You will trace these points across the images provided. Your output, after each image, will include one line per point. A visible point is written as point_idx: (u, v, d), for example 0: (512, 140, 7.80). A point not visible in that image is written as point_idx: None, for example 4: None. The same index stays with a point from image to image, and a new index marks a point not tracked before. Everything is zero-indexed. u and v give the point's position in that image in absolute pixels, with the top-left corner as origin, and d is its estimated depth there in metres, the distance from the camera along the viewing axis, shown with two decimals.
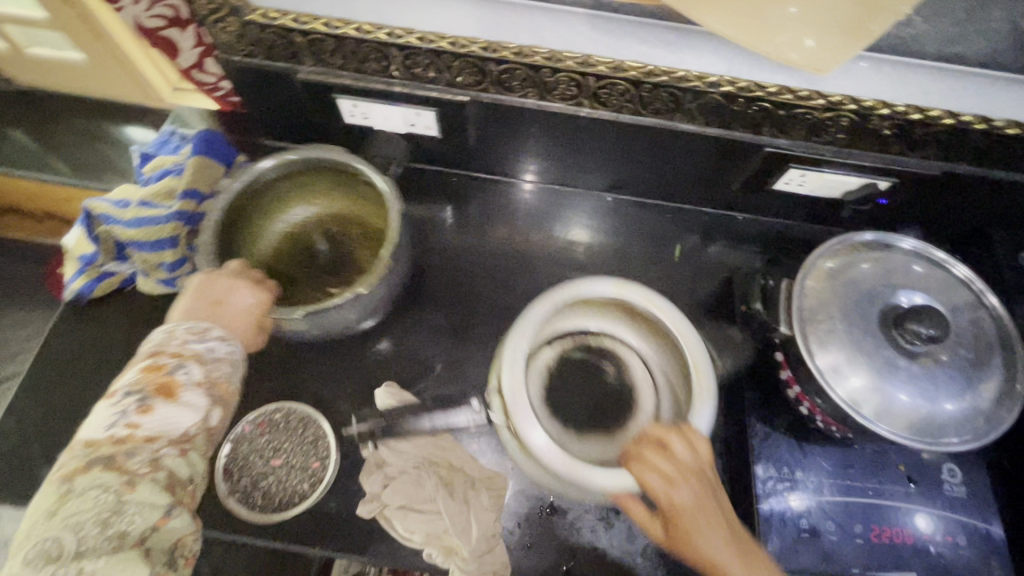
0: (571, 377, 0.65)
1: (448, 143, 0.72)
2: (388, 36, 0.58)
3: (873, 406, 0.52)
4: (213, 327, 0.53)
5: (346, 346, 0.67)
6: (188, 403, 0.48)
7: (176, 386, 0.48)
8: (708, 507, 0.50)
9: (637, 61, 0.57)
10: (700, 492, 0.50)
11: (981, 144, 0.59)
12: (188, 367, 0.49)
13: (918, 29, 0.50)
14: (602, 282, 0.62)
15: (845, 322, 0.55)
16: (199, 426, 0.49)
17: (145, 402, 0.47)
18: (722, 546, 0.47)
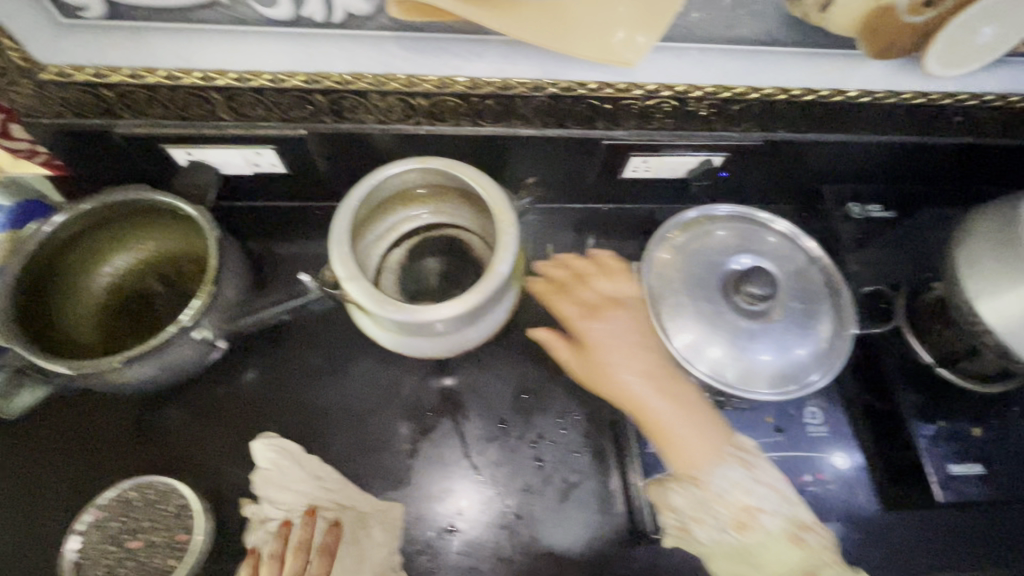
0: (421, 264, 0.72)
1: (299, 177, 0.69)
2: (202, 80, 0.56)
3: (732, 374, 0.55)
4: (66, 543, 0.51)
5: (224, 400, 0.65)
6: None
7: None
8: (640, 322, 0.60)
9: (458, 75, 0.58)
10: (631, 322, 0.60)
11: (786, 111, 0.64)
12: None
13: (696, 19, 0.52)
14: (405, 162, 0.62)
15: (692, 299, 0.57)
16: None
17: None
18: (642, 385, 0.56)
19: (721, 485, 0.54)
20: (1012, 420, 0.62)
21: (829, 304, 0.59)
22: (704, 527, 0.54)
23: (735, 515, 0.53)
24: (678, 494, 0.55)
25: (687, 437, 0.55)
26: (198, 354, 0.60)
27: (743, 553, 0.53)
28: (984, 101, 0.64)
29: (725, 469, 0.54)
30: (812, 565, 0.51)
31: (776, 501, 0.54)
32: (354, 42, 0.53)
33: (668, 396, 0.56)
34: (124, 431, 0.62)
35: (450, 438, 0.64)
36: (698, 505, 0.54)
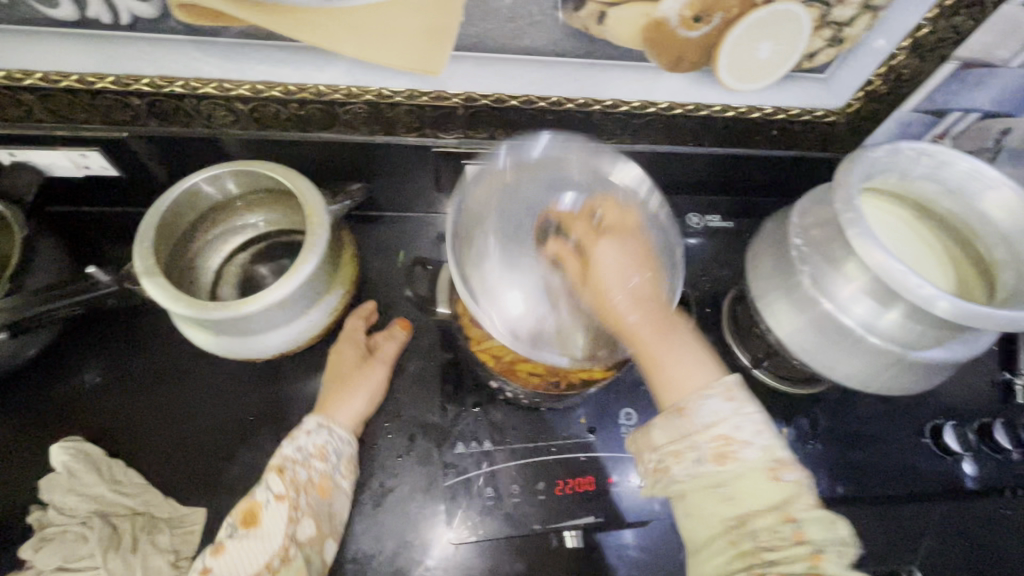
0: (263, 270, 0.69)
1: (136, 180, 0.70)
2: (8, 79, 0.57)
3: (552, 334, 0.52)
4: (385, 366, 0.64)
5: (33, 405, 0.63)
6: (267, 529, 0.50)
7: (257, 509, 0.51)
8: (629, 260, 0.51)
9: (268, 81, 0.59)
10: (635, 244, 0.52)
11: (607, 122, 0.67)
12: (267, 485, 0.52)
13: (478, 29, 0.55)
14: (224, 166, 0.60)
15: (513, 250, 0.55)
16: (291, 540, 0.50)
17: (222, 539, 0.50)
18: (647, 316, 0.49)
19: (704, 417, 0.44)
20: (821, 417, 0.67)
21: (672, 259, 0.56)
22: (683, 461, 0.44)
23: (712, 444, 0.43)
24: (659, 427, 0.47)
25: (679, 361, 0.47)
26: (7, 352, 0.59)
27: (715, 485, 0.43)
28: (791, 114, 0.67)
29: (707, 397, 0.45)
30: (793, 506, 0.41)
31: (754, 427, 0.44)
32: (151, 45, 0.55)
33: (643, 319, 0.48)
34: None
35: (267, 442, 0.63)
36: (676, 436, 0.45)
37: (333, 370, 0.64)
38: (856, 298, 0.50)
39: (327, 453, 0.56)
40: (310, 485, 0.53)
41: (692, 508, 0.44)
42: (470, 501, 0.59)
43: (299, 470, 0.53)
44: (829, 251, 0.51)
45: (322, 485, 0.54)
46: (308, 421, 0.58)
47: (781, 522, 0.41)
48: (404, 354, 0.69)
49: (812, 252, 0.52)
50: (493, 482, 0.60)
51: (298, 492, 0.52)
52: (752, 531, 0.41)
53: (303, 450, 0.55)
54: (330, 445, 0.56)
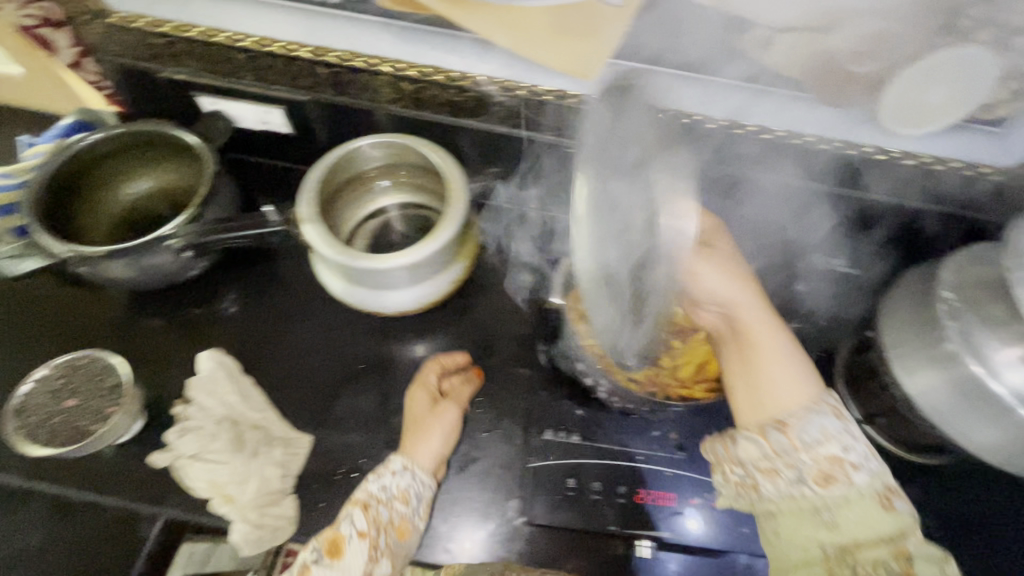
0: (394, 238, 0.76)
1: (303, 141, 0.79)
2: (230, 40, 0.67)
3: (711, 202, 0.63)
4: (456, 407, 0.64)
5: (184, 316, 0.73)
6: (350, 563, 0.52)
7: (341, 541, 0.53)
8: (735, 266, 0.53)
9: (437, 67, 0.65)
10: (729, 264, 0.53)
11: (747, 149, 0.67)
12: (355, 518, 0.54)
13: (639, 39, 0.57)
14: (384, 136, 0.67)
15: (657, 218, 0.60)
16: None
17: (314, 561, 0.52)
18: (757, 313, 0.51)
19: (812, 435, 0.46)
20: (927, 494, 0.62)
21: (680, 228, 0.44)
22: (776, 480, 0.47)
23: (819, 466, 0.45)
24: (750, 441, 0.49)
25: (785, 374, 0.50)
26: (180, 267, 0.70)
27: (816, 508, 0.45)
28: (951, 166, 0.62)
29: (818, 417, 0.47)
30: (905, 530, 0.43)
31: (861, 452, 0.46)
32: (353, 28, 0.64)
33: (757, 333, 0.52)
34: (104, 321, 0.72)
35: (372, 391, 0.69)
36: (775, 455, 0.47)
37: (409, 413, 0.64)
38: (1013, 364, 0.45)
39: (408, 497, 0.57)
40: (391, 525, 0.55)
41: (788, 536, 0.46)
42: (551, 488, 0.60)
43: (383, 509, 0.55)
44: (988, 313, 0.48)
45: (402, 528, 0.55)
46: (392, 462, 0.59)
47: (893, 556, 0.42)
48: (505, 338, 0.72)
49: (965, 308, 0.49)
50: (576, 474, 0.61)
51: (381, 531, 0.54)
52: (862, 561, 0.42)
53: (388, 490, 0.57)
54: (412, 489, 0.57)
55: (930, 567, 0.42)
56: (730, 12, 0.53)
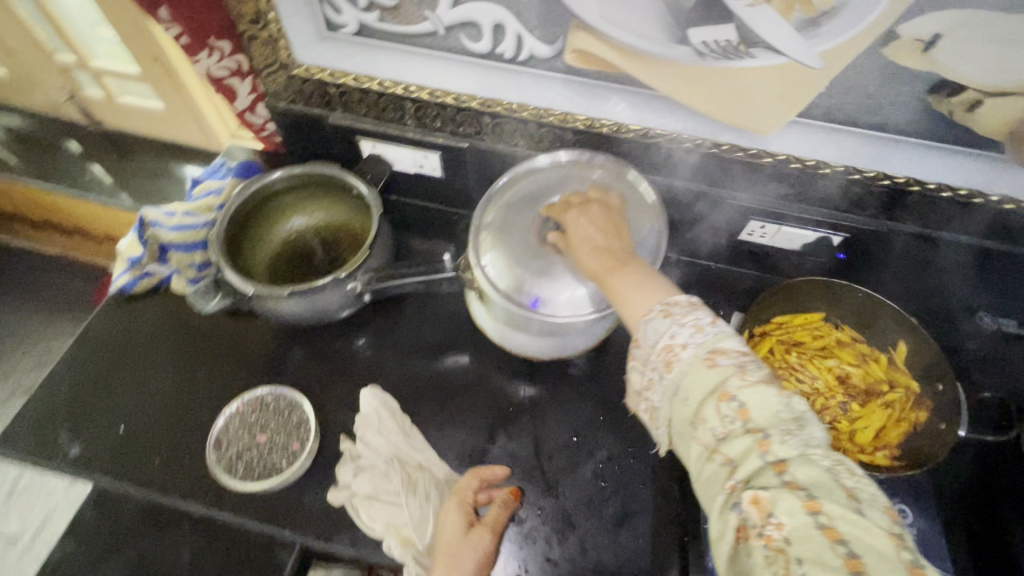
0: None
1: (449, 183, 0.81)
2: (404, 91, 0.70)
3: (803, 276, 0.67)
4: (485, 533, 0.58)
5: (333, 351, 0.75)
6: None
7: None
8: (598, 229, 0.55)
9: (606, 118, 0.67)
10: (588, 221, 0.56)
11: (922, 207, 0.65)
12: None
13: (833, 101, 0.57)
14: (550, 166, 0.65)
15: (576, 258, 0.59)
16: None
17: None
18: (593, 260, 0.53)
19: (651, 337, 0.47)
20: None
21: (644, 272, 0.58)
22: (654, 390, 0.46)
23: (662, 357, 0.45)
24: (633, 370, 0.49)
25: (634, 293, 0.50)
26: (341, 306, 0.72)
27: (674, 394, 0.45)
28: None
29: (651, 320, 0.47)
30: (728, 382, 0.42)
31: (687, 329, 0.45)
32: (528, 79, 0.64)
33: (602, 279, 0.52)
34: (265, 352, 0.75)
35: (525, 435, 0.69)
36: (644, 369, 0.47)
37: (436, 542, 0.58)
38: None
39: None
40: None
41: (676, 429, 0.45)
42: None
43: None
44: None
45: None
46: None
47: (722, 404, 0.42)
48: None
49: None
50: None
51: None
52: (706, 422, 0.42)
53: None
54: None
55: (765, 405, 0.41)
56: (940, 77, 0.52)
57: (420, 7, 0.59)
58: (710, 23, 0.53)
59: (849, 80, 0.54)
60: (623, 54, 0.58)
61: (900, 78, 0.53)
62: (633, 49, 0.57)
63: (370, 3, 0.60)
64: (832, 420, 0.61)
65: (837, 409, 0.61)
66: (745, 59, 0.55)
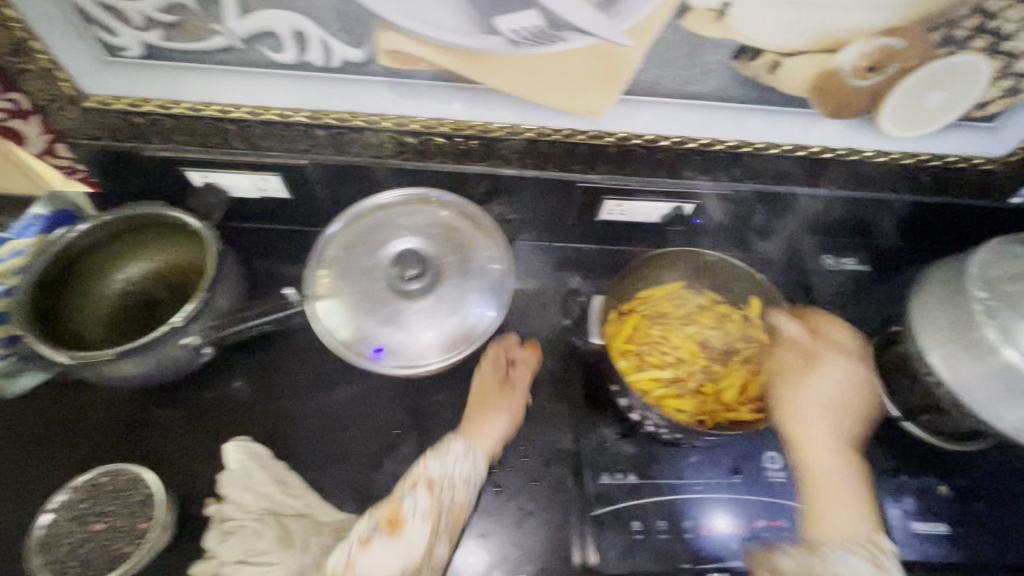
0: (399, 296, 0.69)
1: (299, 204, 0.76)
2: (219, 112, 0.64)
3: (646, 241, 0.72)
4: (517, 396, 0.67)
5: (193, 404, 0.68)
6: (411, 537, 0.53)
7: (402, 517, 0.54)
8: (826, 420, 0.56)
9: (442, 117, 0.64)
10: (834, 379, 0.58)
11: (755, 166, 0.68)
12: (416, 496, 0.55)
13: (651, 75, 0.57)
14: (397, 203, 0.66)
15: (428, 302, 0.61)
16: (427, 558, 0.53)
17: (371, 535, 0.53)
18: (832, 455, 0.54)
19: (842, 570, 0.47)
20: (981, 478, 0.62)
21: (462, 316, 0.61)
22: (794, 556, 0.50)
23: None
24: (789, 560, 0.49)
25: (843, 508, 0.52)
26: (189, 356, 0.65)
27: None
28: (947, 161, 0.66)
29: (846, 552, 0.48)
30: None
31: None
32: (350, 85, 0.60)
33: (826, 483, 0.53)
34: (105, 423, 0.66)
35: (413, 456, 0.66)
36: (801, 566, 0.49)
37: (475, 399, 0.67)
38: None
39: (469, 483, 0.58)
40: (450, 512, 0.56)
41: None
42: (618, 533, 0.59)
43: (445, 494, 0.56)
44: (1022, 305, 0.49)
45: (455, 513, 0.56)
46: (453, 447, 0.60)
47: None
48: (537, 384, 0.71)
49: (1002, 307, 0.50)
50: (641, 514, 0.60)
51: (440, 516, 0.55)
52: None
53: (448, 476, 0.57)
54: (471, 474, 0.59)
55: None
56: (739, 42, 0.54)
57: (205, 20, 0.53)
58: (513, 10, 0.51)
59: (659, 53, 0.55)
60: (438, 49, 0.55)
61: (703, 48, 0.54)
62: (445, 43, 0.55)
63: (147, 19, 0.53)
64: (698, 384, 0.63)
65: (700, 372, 0.63)
66: (557, 43, 0.54)
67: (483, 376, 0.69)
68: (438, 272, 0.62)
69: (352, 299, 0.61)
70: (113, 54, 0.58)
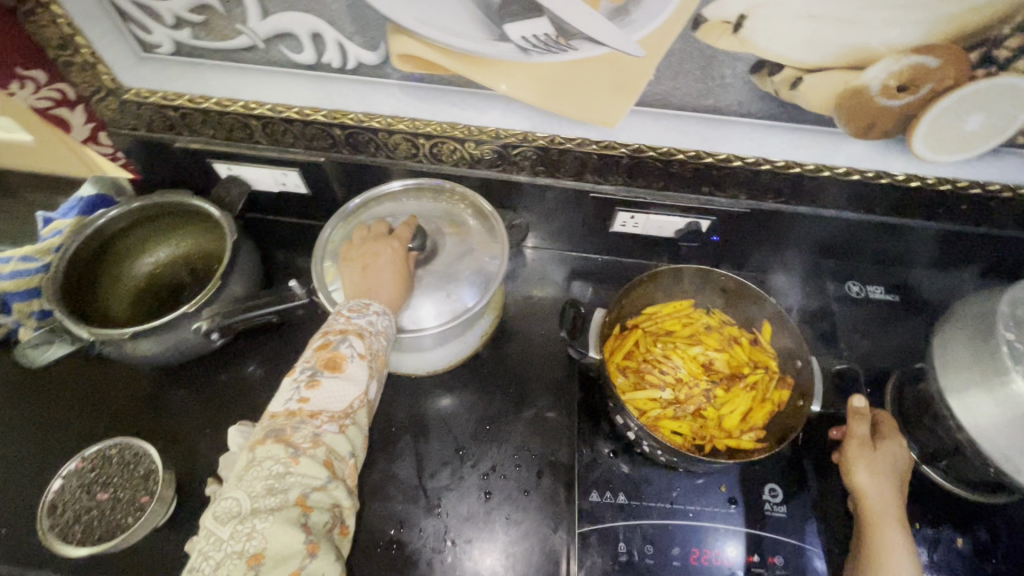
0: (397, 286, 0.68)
1: (319, 199, 0.79)
2: (243, 108, 0.67)
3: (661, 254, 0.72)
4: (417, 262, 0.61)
5: (205, 386, 0.71)
6: (355, 375, 0.47)
7: (342, 358, 0.47)
8: (888, 485, 0.55)
9: (453, 122, 0.64)
10: (896, 454, 0.57)
11: (776, 185, 0.65)
12: (351, 340, 0.48)
13: (665, 87, 0.56)
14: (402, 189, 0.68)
15: (423, 276, 0.61)
16: (361, 399, 0.46)
17: (315, 376, 0.45)
18: (896, 523, 0.52)
19: None
20: (1006, 532, 0.57)
21: (458, 290, 0.62)
22: None
23: None
24: None
25: (889, 553, 0.50)
26: (201, 343, 0.67)
27: None
28: (989, 188, 0.61)
29: None
30: None
31: None
32: (366, 86, 0.62)
33: (875, 519, 0.53)
34: (123, 398, 0.70)
35: (407, 455, 0.66)
36: None
37: (368, 260, 0.57)
38: None
39: (390, 334, 0.53)
40: (378, 353, 0.50)
41: None
42: (602, 552, 0.58)
43: (376, 339, 0.50)
44: None
45: (385, 357, 0.50)
46: (371, 303, 0.53)
47: None
48: (535, 392, 0.71)
49: None
50: (626, 536, 0.58)
51: (376, 358, 0.49)
52: None
53: (374, 327, 0.51)
54: (390, 331, 0.53)
55: None
56: (757, 57, 0.52)
57: (231, 22, 0.56)
58: (523, 18, 0.51)
59: (673, 64, 0.53)
60: (448, 54, 0.56)
61: (719, 62, 0.53)
62: (456, 49, 0.55)
63: (176, 18, 0.56)
64: (697, 407, 0.61)
65: (701, 396, 0.61)
66: (568, 52, 0.54)
67: (359, 239, 0.61)
68: (434, 251, 0.62)
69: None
70: (149, 50, 0.61)
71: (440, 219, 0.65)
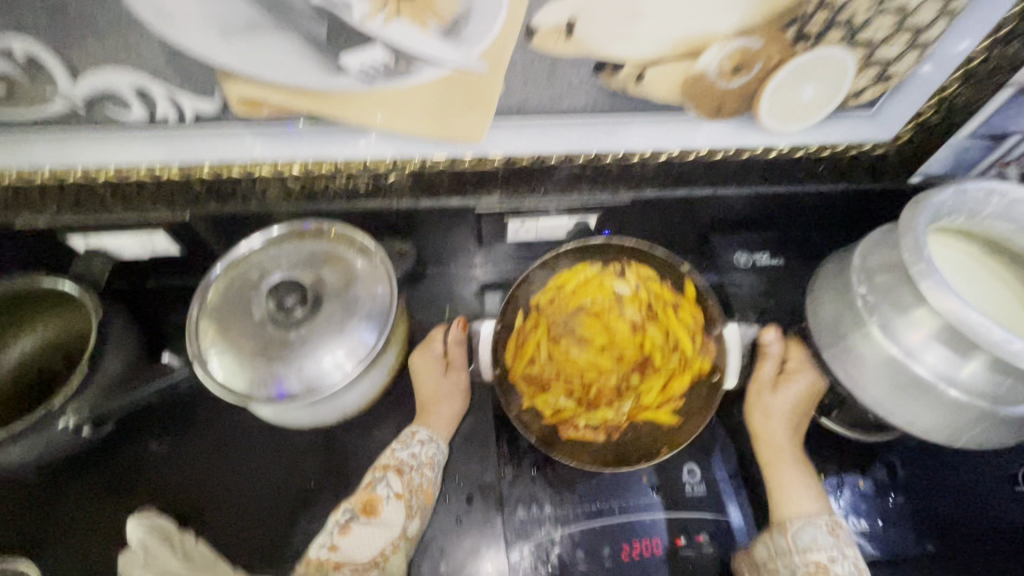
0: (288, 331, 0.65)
1: (197, 256, 0.74)
2: (85, 175, 0.61)
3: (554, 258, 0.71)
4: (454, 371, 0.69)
5: (96, 479, 0.65)
6: (387, 518, 0.57)
7: (377, 501, 0.58)
8: (786, 422, 0.63)
9: (318, 158, 0.62)
10: (796, 389, 0.64)
11: (649, 172, 0.67)
12: (388, 481, 0.59)
13: (519, 96, 0.56)
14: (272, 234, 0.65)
15: (309, 334, 0.59)
16: (393, 543, 0.56)
17: (349, 521, 0.57)
18: (791, 455, 0.61)
19: (804, 540, 0.55)
20: (901, 466, 0.61)
21: (348, 337, 0.59)
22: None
23: (810, 568, 0.53)
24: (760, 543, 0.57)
25: (787, 483, 0.59)
26: (77, 436, 0.61)
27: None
28: (837, 149, 0.65)
29: (809, 523, 0.55)
30: None
31: (849, 565, 0.52)
32: (214, 136, 0.58)
33: (773, 460, 0.61)
34: (3, 511, 0.63)
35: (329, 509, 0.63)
36: (773, 552, 0.55)
37: (433, 390, 0.68)
38: (926, 345, 0.46)
39: (435, 463, 0.62)
40: (419, 489, 0.60)
41: None
42: (536, 567, 0.57)
43: (414, 475, 0.60)
44: (897, 298, 0.48)
45: (426, 492, 0.60)
46: (417, 433, 0.64)
47: None
48: None
49: (882, 301, 0.49)
50: (556, 546, 0.58)
51: (412, 495, 0.59)
52: None
53: (415, 459, 0.62)
54: (435, 455, 0.63)
55: None
56: (595, 57, 0.52)
57: (39, 87, 0.51)
58: (354, 47, 0.50)
59: (518, 72, 0.53)
60: (291, 95, 0.53)
61: (563, 65, 0.53)
62: (295, 87, 0.53)
63: None
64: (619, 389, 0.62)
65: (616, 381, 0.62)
66: (412, 75, 0.52)
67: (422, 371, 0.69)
68: (316, 302, 0.60)
69: (238, 349, 0.58)
70: None
71: (319, 263, 0.63)
